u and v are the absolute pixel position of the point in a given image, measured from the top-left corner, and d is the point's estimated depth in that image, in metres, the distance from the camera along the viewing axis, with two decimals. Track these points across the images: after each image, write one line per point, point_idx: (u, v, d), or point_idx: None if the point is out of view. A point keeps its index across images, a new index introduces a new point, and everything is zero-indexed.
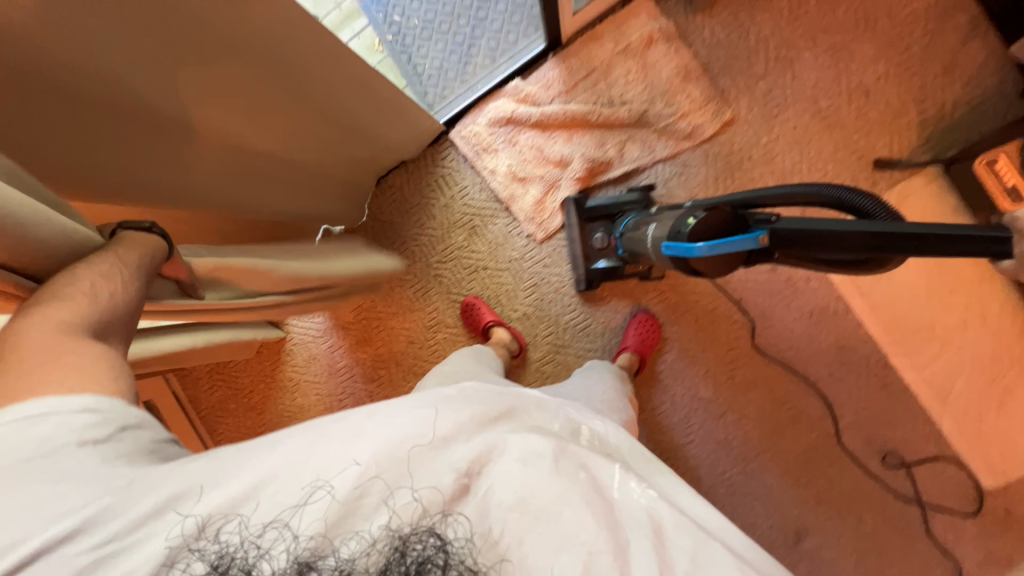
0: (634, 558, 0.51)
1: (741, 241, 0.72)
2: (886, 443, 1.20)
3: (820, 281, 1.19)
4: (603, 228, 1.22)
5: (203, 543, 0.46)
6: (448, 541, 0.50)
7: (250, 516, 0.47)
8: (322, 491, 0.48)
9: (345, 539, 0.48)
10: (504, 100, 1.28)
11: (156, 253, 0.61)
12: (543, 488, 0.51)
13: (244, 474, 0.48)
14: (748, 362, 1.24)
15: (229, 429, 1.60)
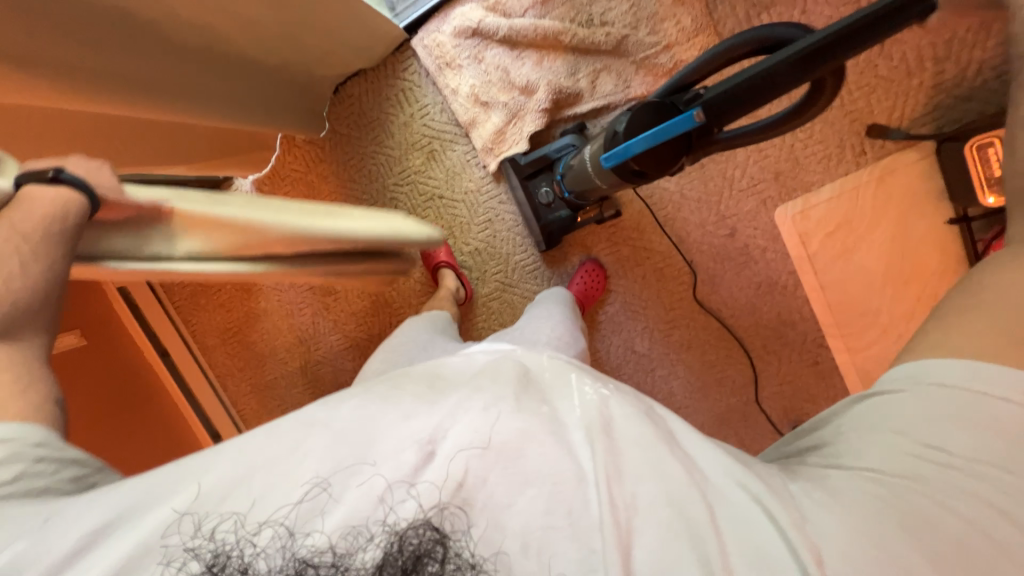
0: (610, 483, 0.48)
1: (672, 127, 0.74)
2: (802, 415, 1.23)
3: (777, 252, 1.14)
4: (545, 180, 1.17)
5: (198, 542, 0.45)
6: (447, 533, 0.46)
7: (247, 515, 0.46)
8: (319, 487, 0.46)
9: (340, 532, 0.45)
10: (472, 6, 1.14)
11: (71, 223, 0.54)
12: (498, 427, 0.50)
13: (225, 471, 0.47)
14: (687, 323, 1.25)
15: (201, 323, 1.71)
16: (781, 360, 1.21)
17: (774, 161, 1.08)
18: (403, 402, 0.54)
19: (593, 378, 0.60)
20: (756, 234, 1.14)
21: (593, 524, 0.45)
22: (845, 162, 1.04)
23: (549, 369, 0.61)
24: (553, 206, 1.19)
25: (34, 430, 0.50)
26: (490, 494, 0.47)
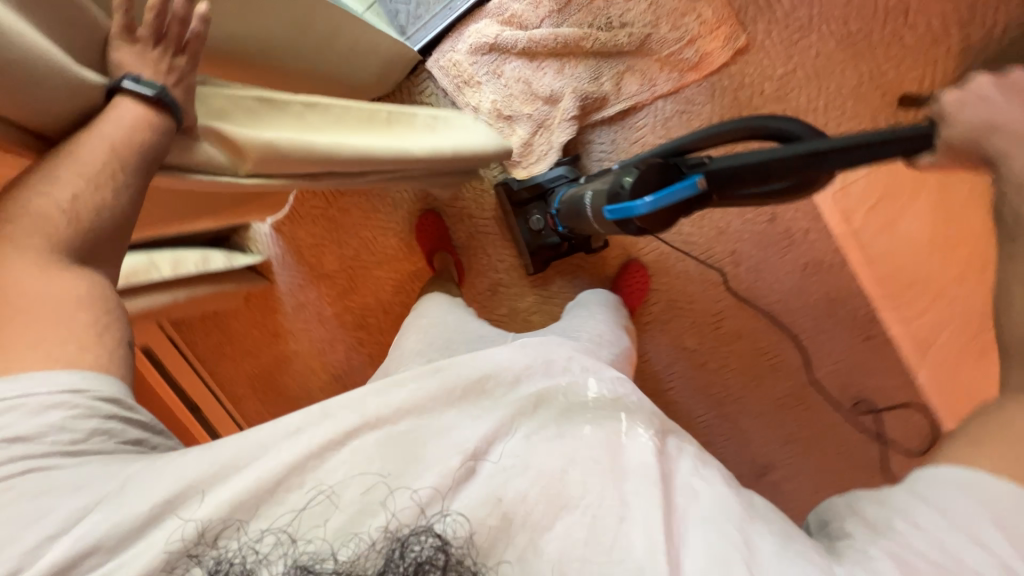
0: (638, 509, 0.50)
1: (676, 190, 0.70)
2: (860, 390, 1.22)
3: (820, 233, 1.14)
4: (538, 209, 1.16)
5: (201, 548, 0.46)
6: (448, 539, 0.47)
7: (247, 521, 0.47)
8: (324, 495, 0.48)
9: (345, 541, 0.46)
10: (487, 22, 1.14)
11: (158, 135, 0.56)
12: (538, 456, 0.51)
13: (247, 470, 0.48)
14: (735, 312, 1.24)
15: (229, 372, 1.65)
16: (833, 338, 1.21)
17: None
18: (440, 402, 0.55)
19: (647, 419, 0.60)
20: (798, 216, 1.14)
21: (632, 552, 0.47)
22: None
23: (599, 398, 0.61)
24: (545, 233, 1.19)
25: (105, 381, 0.49)
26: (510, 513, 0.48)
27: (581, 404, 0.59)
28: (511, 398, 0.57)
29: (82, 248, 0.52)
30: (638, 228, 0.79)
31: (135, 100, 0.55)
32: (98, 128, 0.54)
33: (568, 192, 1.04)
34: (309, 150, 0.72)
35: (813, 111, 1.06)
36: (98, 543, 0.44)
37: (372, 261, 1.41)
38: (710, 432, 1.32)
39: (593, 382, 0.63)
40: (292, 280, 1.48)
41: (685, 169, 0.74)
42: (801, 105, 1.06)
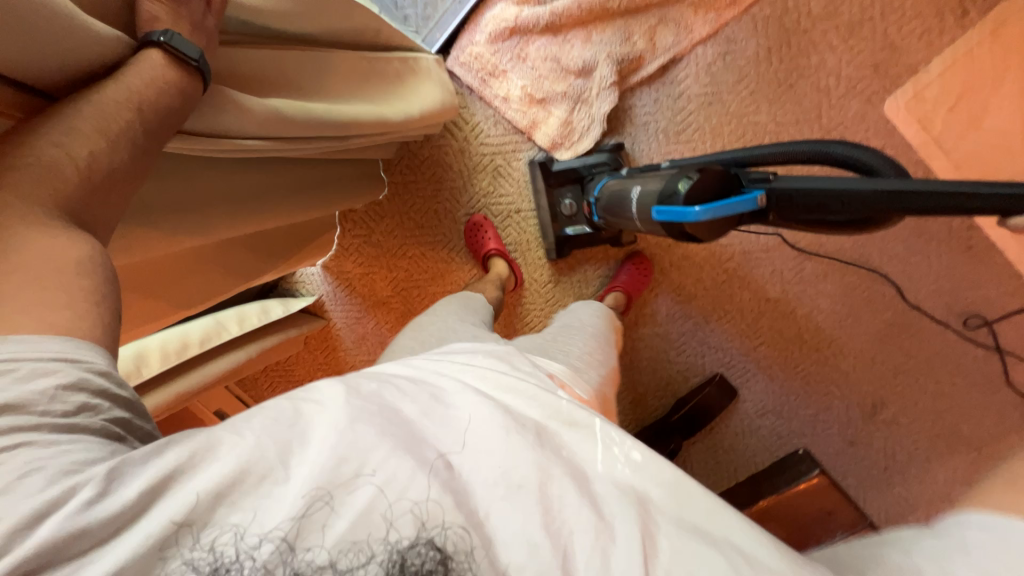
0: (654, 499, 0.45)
1: (741, 202, 0.66)
2: (967, 305, 1.14)
3: (896, 148, 1.07)
4: (572, 193, 1.14)
5: (199, 555, 0.35)
6: (449, 554, 0.39)
7: (249, 526, 0.36)
8: (322, 499, 0.37)
9: (341, 549, 0.37)
10: (503, 7, 1.09)
11: (181, 98, 0.52)
12: (520, 456, 0.43)
13: (226, 456, 0.37)
14: (816, 251, 1.19)
15: None
16: (926, 254, 1.13)
17: (869, 53, 1.02)
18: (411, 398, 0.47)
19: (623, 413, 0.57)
20: (870, 135, 1.06)
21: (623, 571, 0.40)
22: (947, 29, 0.99)
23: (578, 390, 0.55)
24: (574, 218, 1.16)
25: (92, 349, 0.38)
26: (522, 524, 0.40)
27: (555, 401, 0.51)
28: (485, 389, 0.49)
29: (71, 210, 0.44)
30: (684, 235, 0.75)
31: (164, 56, 0.52)
32: (117, 80, 0.49)
33: (609, 182, 1.00)
34: (316, 115, 0.69)
35: (869, 20, 1.01)
36: (82, 535, 0.32)
37: (425, 278, 1.36)
38: (811, 381, 1.25)
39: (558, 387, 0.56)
40: (347, 315, 1.45)
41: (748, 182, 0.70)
42: (855, 16, 1.01)
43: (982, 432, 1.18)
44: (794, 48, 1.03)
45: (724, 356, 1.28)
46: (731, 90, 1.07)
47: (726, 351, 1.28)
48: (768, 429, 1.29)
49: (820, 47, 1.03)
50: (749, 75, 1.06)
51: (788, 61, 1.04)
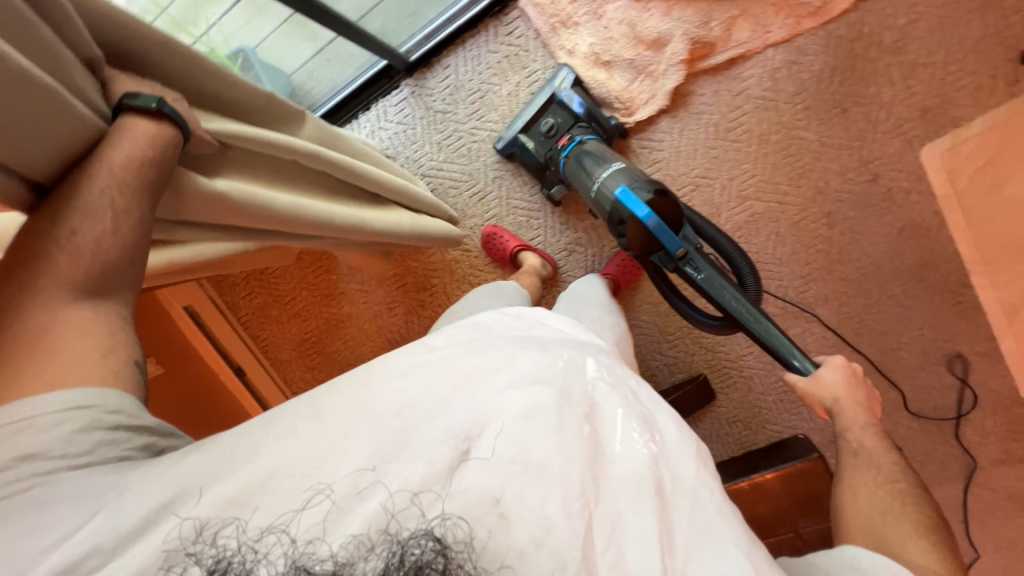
0: (633, 520, 0.50)
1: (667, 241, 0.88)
2: (943, 355, 1.16)
3: (923, 194, 1.10)
4: (562, 119, 1.10)
5: (200, 547, 0.43)
6: (449, 544, 0.45)
7: (249, 520, 0.44)
8: (322, 495, 0.46)
9: (342, 541, 0.44)
10: None
11: (163, 151, 0.54)
12: (493, 473, 0.48)
13: (242, 472, 0.46)
14: (826, 277, 1.18)
15: (271, 336, 1.54)
16: (923, 305, 1.15)
17: (922, 98, 1.05)
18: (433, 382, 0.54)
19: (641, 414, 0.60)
20: (901, 175, 1.10)
21: (631, 552, 0.49)
22: (997, 92, 1.02)
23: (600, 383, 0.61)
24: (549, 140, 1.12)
25: (109, 395, 0.48)
26: (536, 511, 0.47)
27: (579, 393, 0.58)
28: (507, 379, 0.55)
29: (90, 283, 0.52)
30: (618, 226, 0.91)
31: (149, 119, 0.54)
32: (105, 155, 0.52)
33: (594, 142, 1.05)
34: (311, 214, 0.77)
35: (931, 65, 1.04)
36: (93, 547, 0.42)
37: None
38: (785, 400, 1.30)
39: (592, 365, 0.63)
40: None
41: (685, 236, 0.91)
42: (919, 57, 1.04)
43: (937, 491, 1.18)
44: (857, 74, 1.06)
45: (709, 357, 1.32)
46: (788, 100, 1.09)
47: (714, 354, 1.32)
48: (734, 438, 1.33)
49: (880, 79, 1.06)
50: (808, 90, 1.08)
51: (848, 84, 1.07)
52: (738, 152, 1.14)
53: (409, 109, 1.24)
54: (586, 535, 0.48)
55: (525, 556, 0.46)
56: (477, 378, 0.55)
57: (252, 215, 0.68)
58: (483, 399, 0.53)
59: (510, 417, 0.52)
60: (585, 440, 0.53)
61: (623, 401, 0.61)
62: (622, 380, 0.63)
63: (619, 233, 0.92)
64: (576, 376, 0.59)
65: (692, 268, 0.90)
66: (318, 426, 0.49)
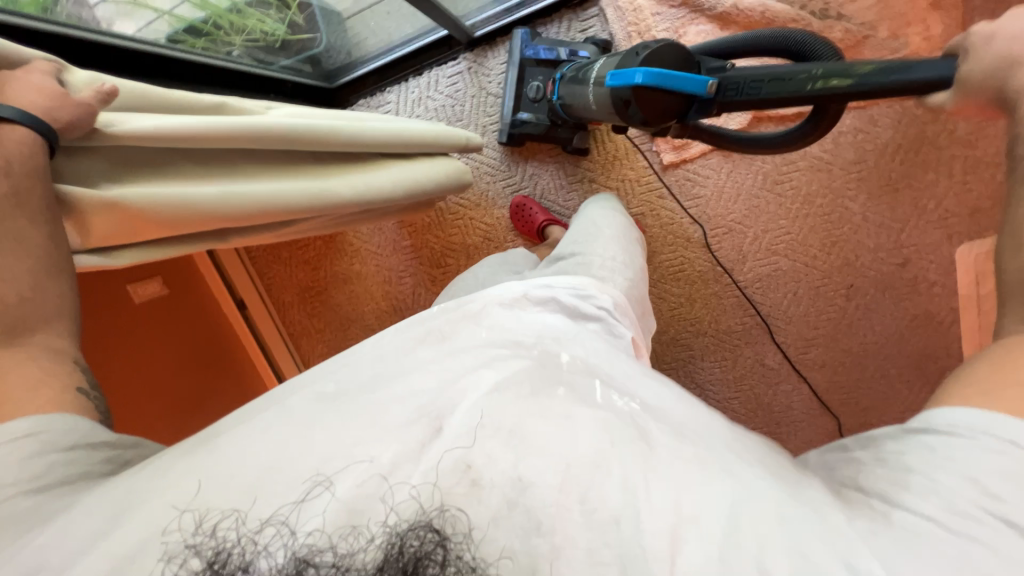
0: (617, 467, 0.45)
1: (688, 81, 0.73)
2: None
3: (945, 288, 1.11)
4: (542, 74, 1.09)
5: (200, 540, 0.40)
6: (449, 534, 0.41)
7: (249, 512, 0.41)
8: (322, 486, 0.42)
9: (343, 533, 0.40)
10: None
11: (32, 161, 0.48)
12: (453, 429, 0.46)
13: (200, 469, 0.44)
14: (828, 344, 1.19)
15: (278, 278, 1.53)
16: (916, 393, 1.16)
17: (975, 196, 1.04)
18: (409, 362, 0.56)
19: (623, 390, 0.56)
20: (929, 267, 1.10)
21: (608, 499, 0.43)
22: None
23: (573, 363, 0.59)
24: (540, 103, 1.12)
25: (57, 419, 0.46)
26: (509, 474, 0.43)
27: (554, 368, 0.56)
28: (479, 359, 0.55)
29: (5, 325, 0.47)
30: (628, 110, 0.79)
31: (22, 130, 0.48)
32: None
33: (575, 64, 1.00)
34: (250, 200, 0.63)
35: (995, 166, 1.01)
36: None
37: (469, 202, 1.31)
38: None
39: (567, 352, 0.61)
40: None
41: (705, 69, 0.77)
42: (985, 156, 1.01)
43: None
44: (919, 158, 1.04)
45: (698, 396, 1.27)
46: (843, 167, 1.07)
47: None
48: None
49: (941, 168, 1.03)
50: (867, 162, 1.06)
51: (907, 166, 1.05)
52: (780, 207, 1.13)
53: (462, 84, 1.20)
54: (562, 488, 0.43)
55: (500, 524, 0.41)
56: (452, 359, 0.55)
57: (175, 222, 0.57)
58: (453, 371, 0.53)
59: (479, 392, 0.49)
60: (561, 401, 0.50)
61: (603, 372, 0.59)
62: (600, 363, 0.61)
63: (634, 117, 0.79)
64: (551, 355, 0.59)
65: (735, 92, 0.73)
66: (288, 421, 0.49)
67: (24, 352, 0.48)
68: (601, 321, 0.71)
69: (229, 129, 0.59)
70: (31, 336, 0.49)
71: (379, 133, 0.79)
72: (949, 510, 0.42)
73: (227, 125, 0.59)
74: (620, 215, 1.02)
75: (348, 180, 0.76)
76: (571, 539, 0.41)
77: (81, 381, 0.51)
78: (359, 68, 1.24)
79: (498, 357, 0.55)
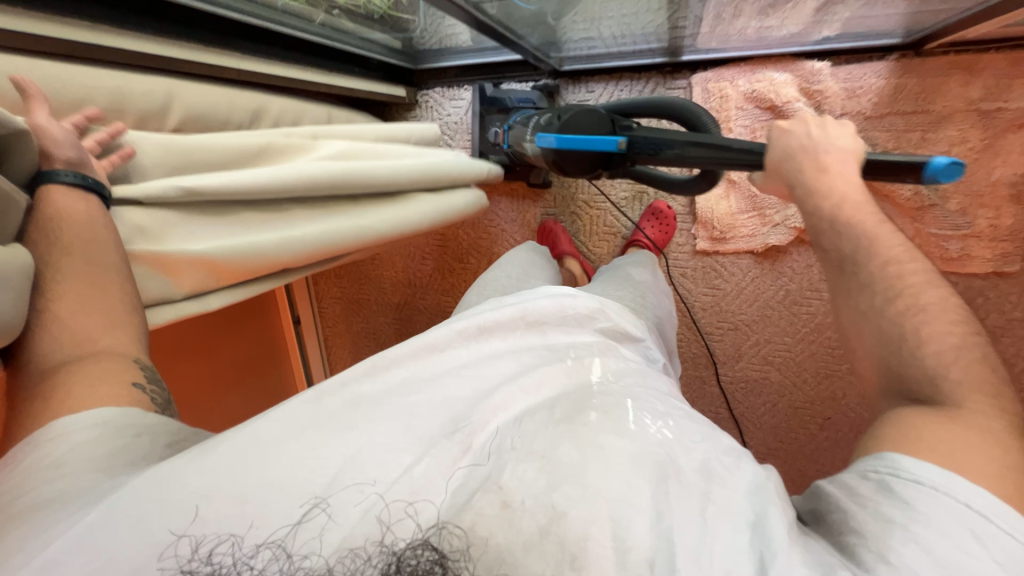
0: (643, 507, 0.45)
1: (600, 143, 0.80)
2: None
3: None
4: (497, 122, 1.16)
5: (195, 566, 0.40)
6: (447, 554, 0.42)
7: (246, 536, 0.42)
8: (319, 510, 0.43)
9: (340, 557, 0.41)
10: (787, 77, 0.96)
11: (100, 216, 0.59)
12: (475, 443, 0.49)
13: (193, 481, 0.44)
14: (785, 460, 1.22)
15: None
16: None
17: None
18: (437, 360, 0.58)
19: (653, 408, 0.55)
20: None
21: (640, 539, 0.43)
22: None
23: (604, 381, 0.59)
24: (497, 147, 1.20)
25: (88, 381, 0.52)
26: (541, 499, 0.45)
27: (586, 392, 0.56)
28: (514, 372, 0.57)
29: (78, 344, 0.55)
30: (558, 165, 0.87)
31: (69, 187, 0.58)
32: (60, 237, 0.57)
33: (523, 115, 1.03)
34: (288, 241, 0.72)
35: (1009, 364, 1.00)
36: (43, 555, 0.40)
37: (509, 215, 1.37)
38: None
39: (598, 366, 0.61)
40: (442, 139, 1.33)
41: (616, 128, 0.82)
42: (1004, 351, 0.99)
43: None
44: None
45: None
46: None
47: None
48: None
49: None
50: None
51: None
52: (789, 325, 1.15)
53: None
54: (597, 522, 0.43)
55: (530, 551, 0.42)
56: (486, 373, 0.57)
57: (249, 265, 0.70)
58: (484, 384, 0.56)
59: (513, 416, 0.52)
60: (596, 428, 0.50)
61: (636, 392, 0.58)
62: (632, 373, 0.63)
63: (562, 169, 0.88)
64: (582, 371, 0.59)
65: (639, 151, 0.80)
66: (301, 436, 0.47)
67: (96, 360, 0.55)
68: (633, 341, 0.72)
69: (285, 180, 0.71)
70: (95, 346, 0.56)
71: (422, 172, 0.91)
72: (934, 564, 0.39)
73: (288, 176, 0.71)
74: (651, 265, 1.07)
75: (389, 216, 0.87)
76: None
77: (138, 374, 0.57)
78: (446, 58, 1.26)
79: (531, 368, 0.58)
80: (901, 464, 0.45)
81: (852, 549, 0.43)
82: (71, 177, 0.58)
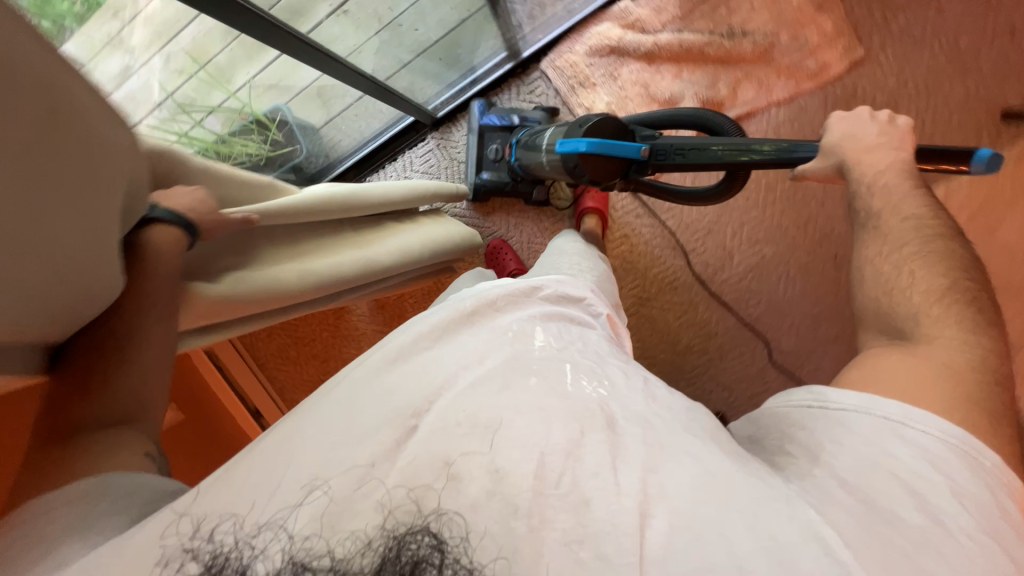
0: (586, 444, 0.47)
1: (627, 148, 0.80)
2: None
3: None
4: (498, 138, 1.16)
5: (198, 543, 0.42)
6: (446, 538, 0.43)
7: (247, 515, 0.43)
8: (320, 491, 0.43)
9: (339, 536, 0.42)
10: (608, 25, 1.15)
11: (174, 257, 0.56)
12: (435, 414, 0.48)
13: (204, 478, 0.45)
14: (835, 316, 1.19)
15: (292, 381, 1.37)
16: None
17: None
18: (388, 348, 0.54)
19: (593, 371, 0.55)
20: None
21: (581, 484, 0.45)
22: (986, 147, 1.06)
23: (546, 348, 0.56)
24: (498, 164, 1.17)
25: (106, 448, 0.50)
26: (485, 465, 0.45)
27: (528, 355, 0.54)
28: (461, 350, 0.54)
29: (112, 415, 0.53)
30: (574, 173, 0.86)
31: (168, 229, 0.55)
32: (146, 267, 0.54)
33: (528, 133, 1.06)
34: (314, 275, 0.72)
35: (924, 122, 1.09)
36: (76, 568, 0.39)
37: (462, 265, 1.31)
38: None
39: (541, 334, 0.58)
40: None
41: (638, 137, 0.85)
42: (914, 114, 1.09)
43: None
44: None
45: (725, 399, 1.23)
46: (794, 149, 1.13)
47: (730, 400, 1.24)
48: None
49: None
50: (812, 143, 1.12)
51: None
52: (748, 201, 1.23)
53: (434, 159, 1.27)
54: (539, 475, 0.44)
55: (479, 509, 0.43)
56: (430, 360, 0.54)
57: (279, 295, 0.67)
58: (430, 366, 0.53)
59: (459, 388, 0.50)
60: (536, 392, 0.50)
61: (575, 356, 0.57)
62: (590, 346, 0.60)
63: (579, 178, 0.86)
64: (525, 342, 0.56)
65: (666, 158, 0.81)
66: (277, 441, 0.47)
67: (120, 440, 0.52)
68: (582, 301, 0.69)
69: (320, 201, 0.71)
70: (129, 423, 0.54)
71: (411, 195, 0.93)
72: (857, 469, 0.49)
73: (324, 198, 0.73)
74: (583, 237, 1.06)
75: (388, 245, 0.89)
76: (536, 531, 0.43)
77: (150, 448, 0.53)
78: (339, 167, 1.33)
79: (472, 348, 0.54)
80: (830, 395, 0.56)
81: (786, 467, 0.53)
82: (171, 218, 0.55)
